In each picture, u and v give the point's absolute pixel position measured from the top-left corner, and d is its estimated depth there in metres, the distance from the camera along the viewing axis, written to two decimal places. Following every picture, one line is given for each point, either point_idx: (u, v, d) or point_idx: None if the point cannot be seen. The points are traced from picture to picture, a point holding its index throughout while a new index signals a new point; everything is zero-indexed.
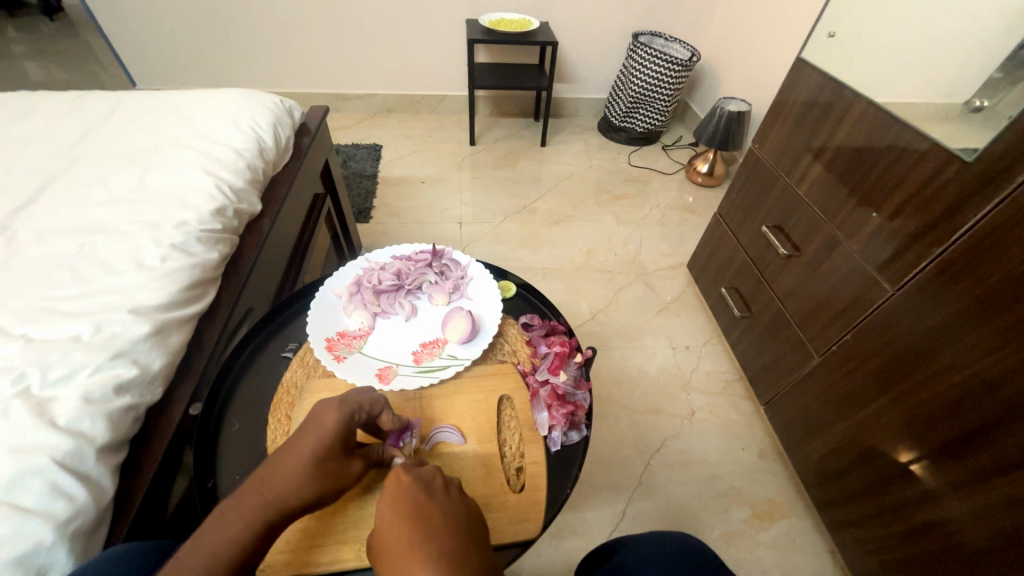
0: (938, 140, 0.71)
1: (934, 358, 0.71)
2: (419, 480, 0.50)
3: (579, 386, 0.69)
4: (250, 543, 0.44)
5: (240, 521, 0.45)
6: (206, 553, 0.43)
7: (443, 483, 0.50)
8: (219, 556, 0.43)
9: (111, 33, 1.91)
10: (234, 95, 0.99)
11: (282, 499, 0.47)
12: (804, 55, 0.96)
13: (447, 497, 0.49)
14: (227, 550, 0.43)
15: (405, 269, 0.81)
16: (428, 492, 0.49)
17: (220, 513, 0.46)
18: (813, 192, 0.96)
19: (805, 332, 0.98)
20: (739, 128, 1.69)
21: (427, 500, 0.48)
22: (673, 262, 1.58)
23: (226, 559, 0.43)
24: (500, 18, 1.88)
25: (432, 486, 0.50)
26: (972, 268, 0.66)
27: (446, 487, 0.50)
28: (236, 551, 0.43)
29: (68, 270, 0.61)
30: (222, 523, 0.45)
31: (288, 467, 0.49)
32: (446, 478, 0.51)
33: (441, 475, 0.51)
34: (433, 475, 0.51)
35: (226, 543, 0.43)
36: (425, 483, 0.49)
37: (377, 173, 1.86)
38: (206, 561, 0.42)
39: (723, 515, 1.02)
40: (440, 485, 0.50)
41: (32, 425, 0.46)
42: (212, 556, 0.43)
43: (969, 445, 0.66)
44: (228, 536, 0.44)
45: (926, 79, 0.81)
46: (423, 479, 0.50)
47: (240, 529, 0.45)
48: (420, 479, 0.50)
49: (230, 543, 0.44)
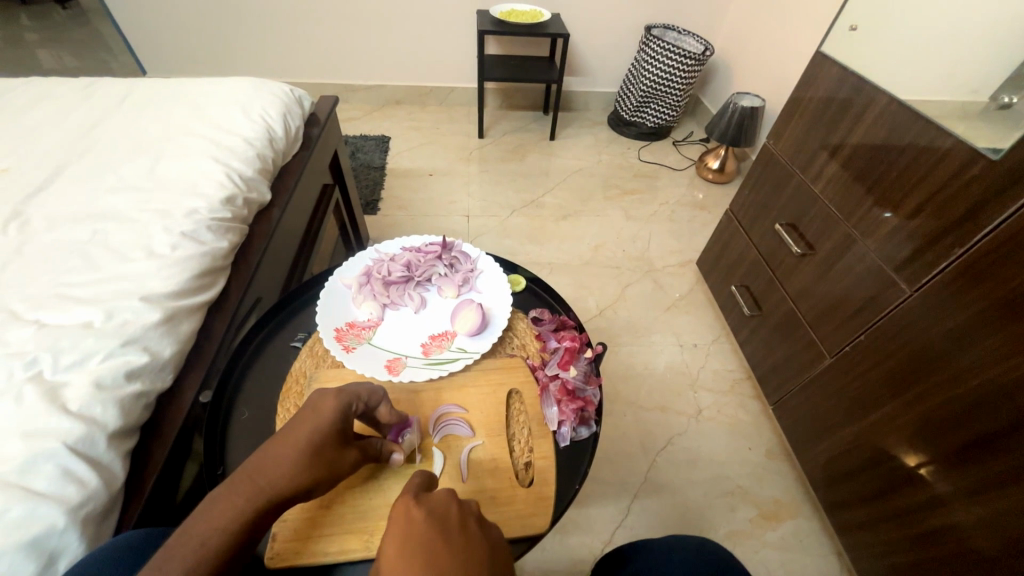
0: (963, 138, 0.70)
1: (950, 362, 0.69)
2: (430, 513, 0.44)
3: (589, 382, 0.68)
4: (240, 531, 0.43)
5: (232, 508, 0.44)
6: (196, 540, 0.41)
7: (460, 519, 0.44)
8: (209, 544, 0.41)
9: (121, 22, 1.91)
10: (245, 84, 0.99)
11: (274, 487, 0.46)
12: (824, 50, 0.94)
13: (465, 534, 0.43)
14: (218, 538, 0.42)
15: (415, 261, 0.80)
16: (442, 529, 0.43)
17: (213, 500, 0.45)
18: (828, 191, 0.95)
19: (817, 331, 0.97)
20: (752, 123, 1.67)
21: (440, 538, 0.42)
22: (681, 259, 1.56)
23: (218, 546, 0.42)
24: (511, 9, 1.85)
25: (447, 520, 0.43)
26: (994, 270, 0.64)
27: (463, 519, 0.44)
28: (226, 538, 0.42)
29: (81, 257, 0.61)
30: (213, 510, 0.43)
31: (282, 456, 0.48)
32: (463, 506, 0.45)
33: (458, 507, 0.45)
34: (448, 505, 0.45)
35: (218, 530, 0.42)
36: (437, 516, 0.44)
37: (385, 165, 1.85)
38: (196, 548, 0.41)
39: (730, 514, 1.01)
40: (457, 519, 0.44)
41: (44, 409, 0.47)
42: (203, 543, 0.41)
43: (984, 450, 0.65)
44: (220, 523, 0.43)
45: (949, 77, 0.79)
46: (436, 511, 0.44)
47: (232, 516, 0.43)
48: (432, 512, 0.44)
49: (221, 531, 0.42)
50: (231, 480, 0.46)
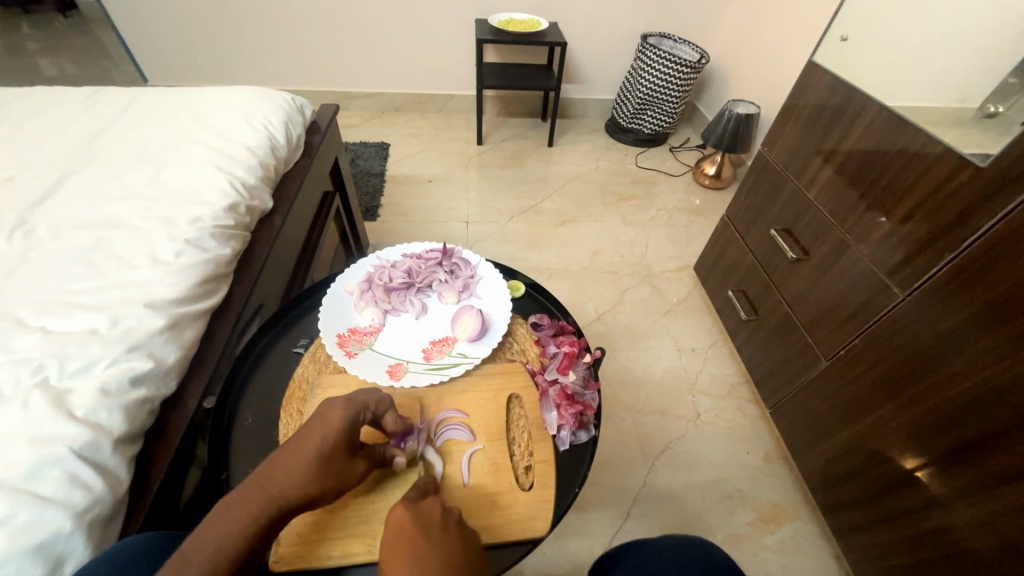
0: (951, 145, 0.71)
1: (942, 365, 0.71)
2: (416, 515, 0.47)
3: (588, 386, 0.69)
4: (251, 538, 0.44)
5: (244, 514, 0.45)
6: (210, 546, 0.42)
7: (441, 520, 0.48)
8: (223, 550, 0.42)
9: (123, 30, 1.93)
10: (247, 92, 1.00)
11: (285, 494, 0.47)
12: (816, 59, 0.96)
13: (445, 536, 0.46)
14: (232, 544, 0.43)
15: (416, 267, 0.81)
16: (426, 529, 0.46)
17: (223, 506, 0.45)
18: (822, 196, 0.96)
19: (813, 335, 0.98)
20: (747, 130, 1.69)
21: (423, 537, 0.46)
22: (679, 264, 1.58)
23: (230, 553, 0.42)
24: (509, 18, 1.88)
25: (430, 522, 0.47)
26: (984, 275, 0.65)
27: (445, 523, 0.48)
28: (238, 545, 0.43)
29: (87, 264, 0.62)
30: (226, 517, 0.44)
31: (290, 464, 0.49)
32: (446, 511, 0.49)
33: (440, 510, 0.49)
34: (433, 510, 0.49)
35: (231, 535, 0.43)
36: (422, 519, 0.47)
37: (385, 171, 1.87)
38: (209, 556, 0.41)
39: (728, 518, 1.02)
40: (439, 521, 0.47)
41: (51, 416, 0.47)
42: (216, 550, 0.42)
43: (976, 452, 0.66)
44: (231, 531, 0.43)
45: (936, 85, 0.81)
46: (421, 514, 0.48)
47: (243, 523, 0.44)
48: (417, 514, 0.47)
49: (234, 538, 0.43)
50: (241, 487, 0.46)
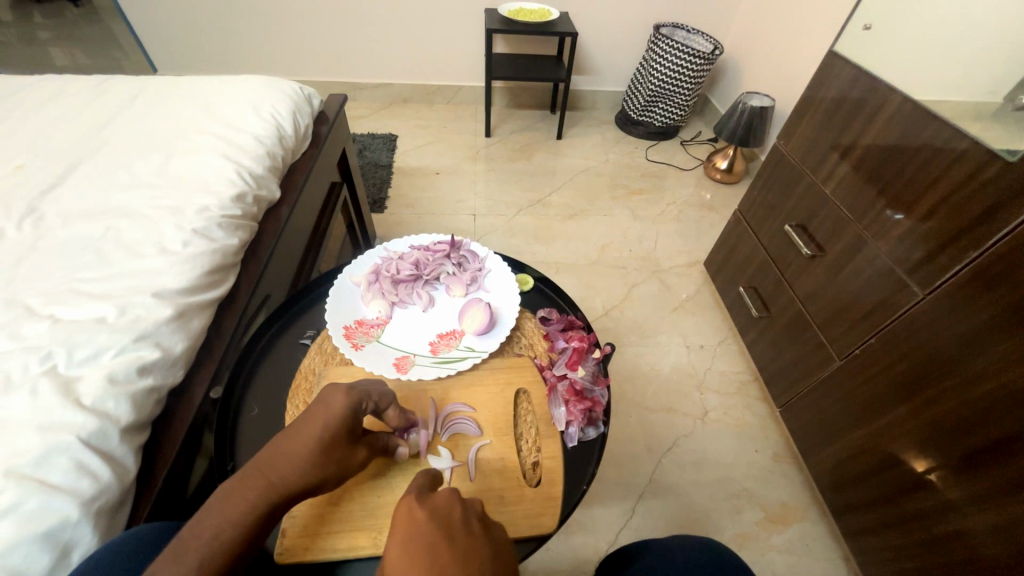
0: (977, 139, 0.69)
1: (961, 367, 0.69)
2: (434, 514, 0.44)
3: (597, 382, 0.68)
4: (251, 527, 0.43)
5: (244, 502, 0.44)
6: (208, 532, 0.42)
7: (462, 518, 0.45)
8: (222, 538, 0.42)
9: (133, 21, 1.93)
10: (255, 80, 0.99)
11: (285, 484, 0.47)
12: (837, 49, 0.93)
13: (467, 537, 0.43)
14: (231, 532, 0.42)
15: (423, 259, 0.79)
16: (447, 530, 0.43)
17: (223, 494, 0.45)
18: (839, 191, 0.94)
19: (827, 334, 0.96)
20: (761, 124, 1.66)
21: (443, 540, 0.42)
22: (688, 260, 1.56)
23: (229, 541, 0.42)
24: (519, 8, 1.85)
25: (450, 521, 0.44)
26: (1010, 274, 0.63)
27: (466, 522, 0.44)
28: (238, 533, 0.42)
29: (95, 252, 0.62)
30: (224, 504, 0.44)
31: (290, 453, 0.48)
32: (466, 507, 0.46)
33: (460, 507, 0.45)
34: (450, 505, 0.45)
35: (230, 523, 0.43)
36: (440, 517, 0.44)
37: (392, 163, 1.85)
38: (209, 543, 0.41)
39: (736, 517, 1.01)
40: (459, 520, 0.44)
41: (59, 404, 0.47)
42: (215, 538, 0.41)
43: (992, 457, 0.65)
44: (232, 519, 0.43)
45: (963, 77, 0.78)
46: (438, 512, 0.45)
47: (243, 512, 0.44)
48: (434, 511, 0.45)
49: (233, 526, 0.43)
50: (241, 475, 0.46)
